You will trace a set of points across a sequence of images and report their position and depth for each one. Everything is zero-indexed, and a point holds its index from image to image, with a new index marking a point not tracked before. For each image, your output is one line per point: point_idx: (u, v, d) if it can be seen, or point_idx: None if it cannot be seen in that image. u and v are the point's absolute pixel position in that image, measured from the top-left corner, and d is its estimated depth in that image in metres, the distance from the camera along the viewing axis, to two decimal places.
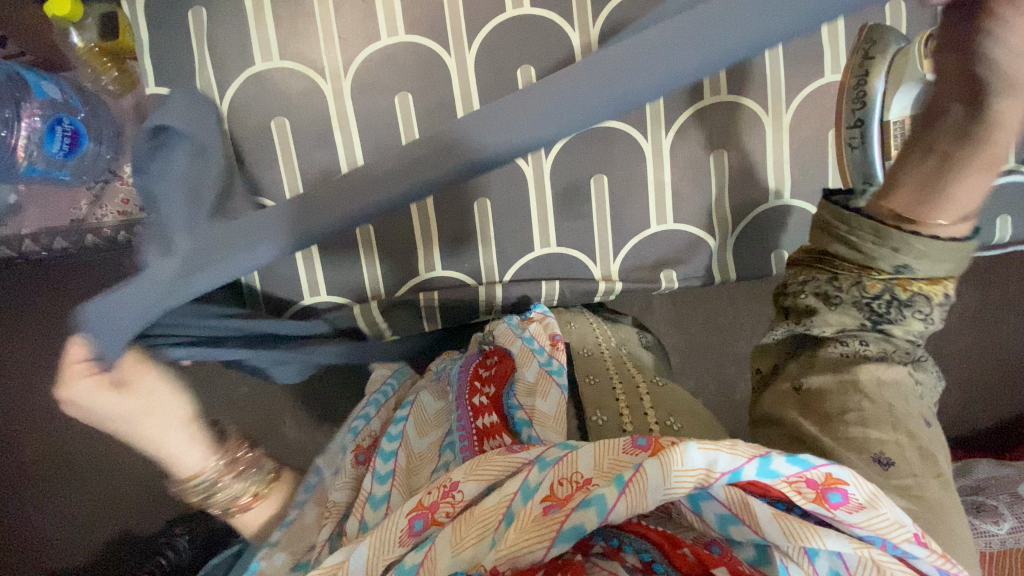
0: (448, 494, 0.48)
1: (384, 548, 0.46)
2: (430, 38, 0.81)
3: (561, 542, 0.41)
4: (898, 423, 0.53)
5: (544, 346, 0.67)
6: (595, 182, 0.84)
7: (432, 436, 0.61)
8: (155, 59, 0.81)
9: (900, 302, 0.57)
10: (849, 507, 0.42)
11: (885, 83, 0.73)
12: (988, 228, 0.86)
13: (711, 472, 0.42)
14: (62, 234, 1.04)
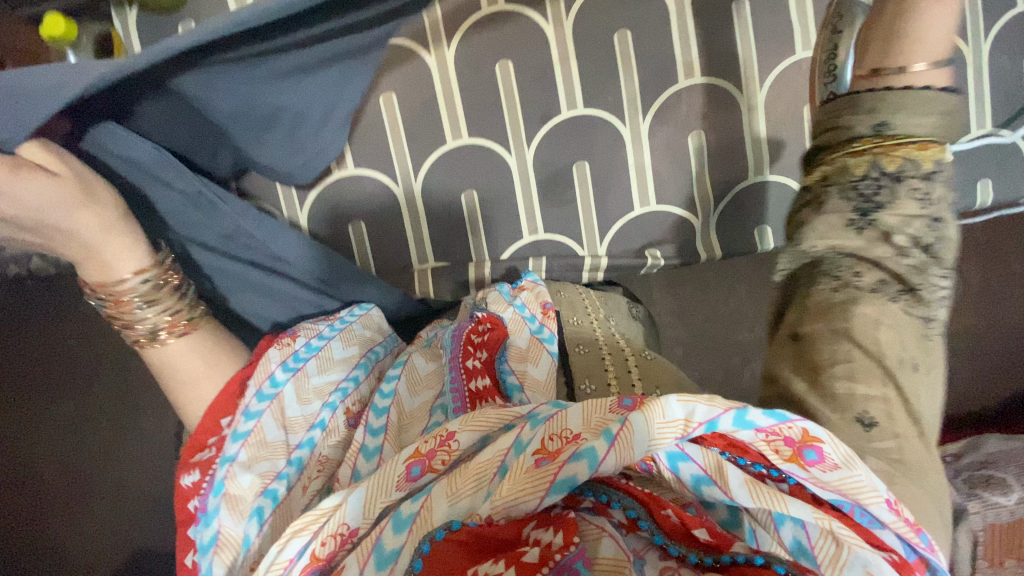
0: (444, 443, 0.52)
1: (381, 492, 0.50)
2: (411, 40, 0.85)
3: (556, 491, 0.43)
4: (887, 375, 0.49)
5: (536, 313, 0.72)
6: (577, 169, 0.86)
7: (423, 396, 0.65)
8: None
9: (889, 174, 0.54)
10: (823, 467, 0.43)
11: None
12: (968, 193, 0.87)
13: (689, 424, 0.44)
14: None
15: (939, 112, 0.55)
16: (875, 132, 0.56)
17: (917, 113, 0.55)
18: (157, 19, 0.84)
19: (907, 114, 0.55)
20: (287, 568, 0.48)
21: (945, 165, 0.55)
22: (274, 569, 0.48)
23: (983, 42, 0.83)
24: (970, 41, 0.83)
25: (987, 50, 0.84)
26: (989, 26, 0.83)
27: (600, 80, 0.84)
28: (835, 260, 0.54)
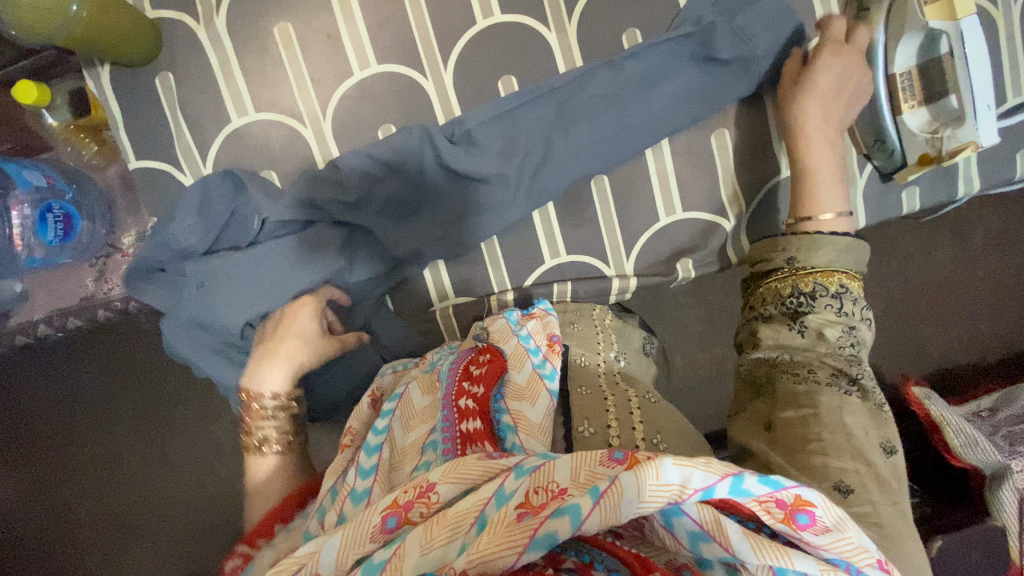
0: (424, 494, 0.48)
1: (356, 542, 0.46)
2: (403, 65, 0.78)
3: (535, 548, 0.41)
4: (859, 451, 0.53)
5: (540, 346, 0.65)
6: (596, 183, 0.82)
7: (417, 431, 0.59)
8: (130, 131, 0.79)
9: (807, 294, 0.64)
10: (815, 530, 0.42)
11: (885, 33, 0.72)
12: (1008, 166, 0.82)
13: (685, 489, 0.41)
14: (73, 313, 1.04)
15: (836, 248, 0.67)
16: (788, 264, 0.67)
17: (815, 248, 0.67)
18: (131, 73, 0.78)
19: (811, 246, 0.67)
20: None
21: (850, 285, 0.65)
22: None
23: (1015, 6, 0.77)
24: (1001, 6, 0.77)
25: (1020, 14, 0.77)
26: None
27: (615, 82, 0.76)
28: (788, 359, 0.62)
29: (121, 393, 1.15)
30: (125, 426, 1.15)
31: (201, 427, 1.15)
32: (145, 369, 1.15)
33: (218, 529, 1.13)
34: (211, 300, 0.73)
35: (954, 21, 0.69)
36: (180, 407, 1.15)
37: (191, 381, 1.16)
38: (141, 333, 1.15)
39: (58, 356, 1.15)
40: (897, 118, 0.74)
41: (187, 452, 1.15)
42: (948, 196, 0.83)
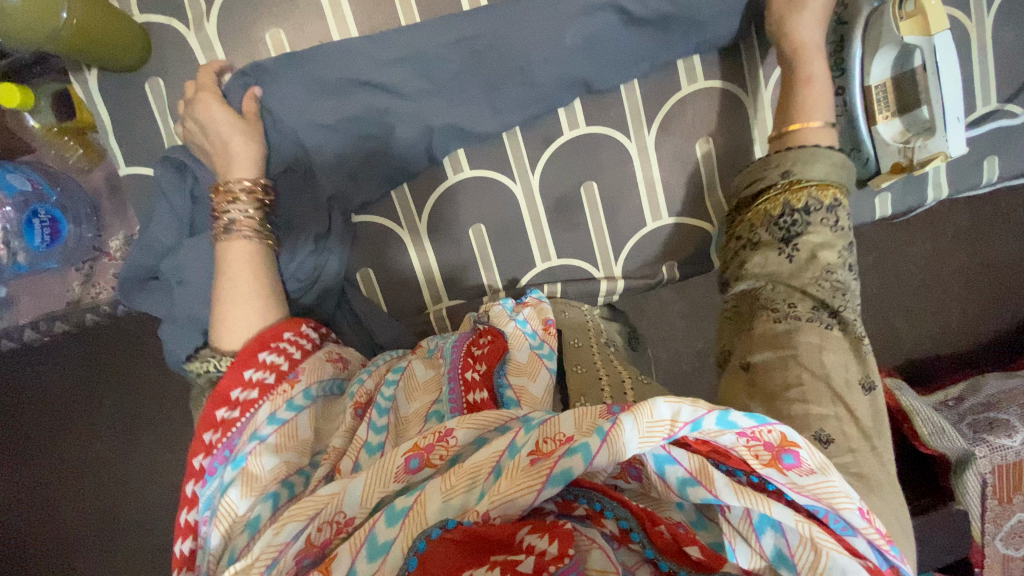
0: (442, 439, 0.50)
1: (380, 482, 0.49)
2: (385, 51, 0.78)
3: (553, 484, 0.42)
4: (837, 396, 0.56)
5: (537, 329, 0.67)
6: (585, 190, 0.84)
7: (421, 401, 0.61)
8: (120, 136, 0.79)
9: (799, 210, 0.65)
10: (800, 471, 0.44)
11: (861, 48, 0.76)
12: (975, 172, 0.87)
13: (676, 424, 0.43)
14: (61, 318, 1.04)
15: (831, 162, 0.68)
16: (783, 179, 0.68)
17: (812, 161, 0.68)
18: (119, 79, 0.77)
19: (803, 165, 0.68)
20: (281, 551, 0.47)
21: (843, 200, 0.67)
22: (269, 551, 0.47)
23: (987, 17, 0.81)
24: (973, 17, 0.80)
25: (991, 25, 0.81)
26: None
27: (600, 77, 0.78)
28: (771, 292, 0.64)
29: (100, 391, 1.13)
30: (108, 424, 1.13)
31: (187, 428, 1.13)
32: (124, 366, 1.13)
33: None
34: (191, 300, 0.75)
35: (928, 35, 0.71)
36: (168, 409, 1.13)
37: (175, 385, 1.13)
38: (125, 337, 1.13)
39: (42, 361, 1.12)
40: (872, 128, 0.78)
41: (174, 451, 1.13)
42: (918, 201, 0.87)
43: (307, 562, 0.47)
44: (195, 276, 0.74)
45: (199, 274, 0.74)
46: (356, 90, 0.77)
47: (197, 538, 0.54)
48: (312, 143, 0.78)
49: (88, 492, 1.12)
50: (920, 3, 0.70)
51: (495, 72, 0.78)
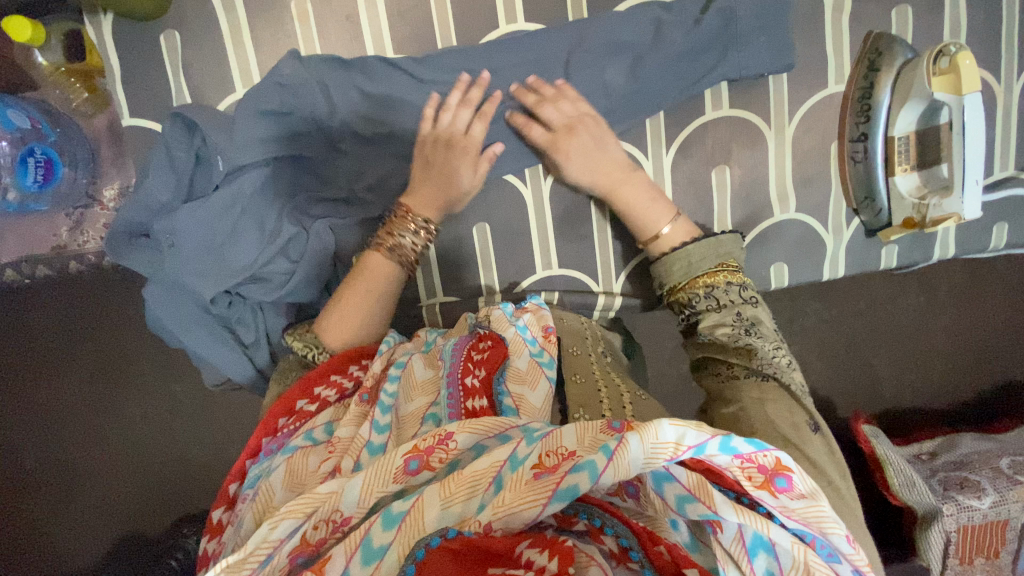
0: (442, 442, 0.49)
1: (378, 483, 0.47)
2: (416, 38, 0.77)
3: (558, 499, 0.41)
4: (784, 438, 0.55)
5: (537, 337, 0.66)
6: (595, 203, 0.82)
7: (417, 402, 0.59)
8: (127, 86, 0.76)
9: (688, 303, 0.67)
10: (792, 495, 0.43)
11: (890, 96, 0.76)
12: (982, 237, 0.86)
13: (679, 447, 0.42)
14: (43, 262, 1.03)
15: (687, 257, 0.69)
16: (667, 284, 0.71)
17: (671, 266, 0.70)
18: (133, 27, 0.75)
19: (683, 268, 0.69)
20: (275, 548, 0.46)
21: (740, 278, 0.68)
22: (262, 547, 0.46)
23: (1015, 83, 0.80)
24: (1002, 82, 0.80)
25: (1019, 91, 0.81)
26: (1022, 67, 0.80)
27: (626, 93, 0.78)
28: (712, 364, 0.65)
29: (69, 342, 1.09)
30: (77, 376, 1.10)
31: (161, 386, 1.11)
32: (94, 319, 1.10)
33: (170, 492, 1.11)
34: (181, 265, 0.72)
35: (958, 94, 0.71)
36: (137, 369, 1.10)
37: (146, 345, 1.10)
38: (99, 290, 1.09)
39: (18, 303, 1.09)
40: (890, 180, 0.78)
41: (142, 410, 1.11)
42: (923, 257, 0.87)
43: (301, 560, 0.46)
44: (190, 241, 0.72)
45: (194, 237, 0.72)
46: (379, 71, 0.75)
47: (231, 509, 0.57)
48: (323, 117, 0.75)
49: (48, 442, 1.09)
50: (955, 61, 0.71)
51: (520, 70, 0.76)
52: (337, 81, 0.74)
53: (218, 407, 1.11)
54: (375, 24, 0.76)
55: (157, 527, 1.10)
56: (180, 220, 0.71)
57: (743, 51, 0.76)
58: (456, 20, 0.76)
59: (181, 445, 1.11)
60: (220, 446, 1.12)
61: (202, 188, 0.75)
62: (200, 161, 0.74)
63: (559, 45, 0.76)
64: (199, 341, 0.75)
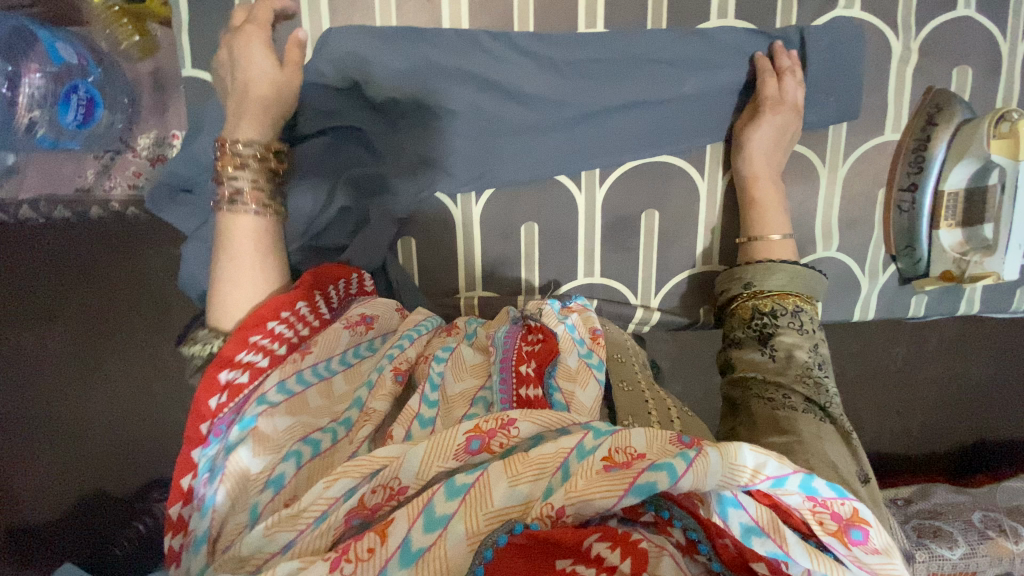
0: (505, 427, 0.50)
1: (440, 456, 0.49)
2: (494, 26, 0.75)
3: (634, 495, 0.43)
4: (843, 480, 0.57)
5: (584, 337, 0.64)
6: (646, 217, 0.83)
7: (467, 382, 0.59)
8: (193, 36, 0.74)
9: (768, 314, 0.70)
10: (865, 547, 0.44)
11: (946, 151, 0.78)
12: (1006, 298, 0.89)
13: (757, 474, 0.44)
14: (65, 203, 0.98)
15: (789, 273, 0.72)
16: (745, 291, 0.74)
17: (769, 273, 0.73)
18: None
19: (782, 278, 0.72)
20: (330, 505, 0.47)
21: (806, 304, 0.71)
22: (316, 504, 0.47)
23: None
24: None
25: None
26: None
27: (693, 114, 0.79)
28: (763, 385, 0.66)
29: (65, 287, 1.03)
30: (66, 324, 1.03)
31: (147, 346, 1.05)
32: (97, 266, 1.04)
33: (145, 455, 1.05)
34: None
35: (1015, 159, 0.74)
36: (130, 326, 1.05)
37: (147, 301, 1.05)
38: (101, 236, 1.03)
39: (18, 242, 1.02)
40: (933, 232, 0.80)
41: (128, 369, 1.04)
42: (951, 310, 0.88)
43: (356, 522, 0.47)
44: None
45: None
46: (455, 56, 0.74)
47: (192, 504, 0.52)
48: (391, 93, 0.73)
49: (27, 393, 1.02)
50: (1015, 127, 0.73)
51: (593, 77, 0.76)
52: (410, 60, 0.73)
53: None
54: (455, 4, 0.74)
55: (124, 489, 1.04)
56: None
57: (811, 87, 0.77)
58: (538, 15, 0.75)
59: (164, 409, 1.05)
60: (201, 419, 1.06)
61: None
62: None
63: (635, 56, 0.77)
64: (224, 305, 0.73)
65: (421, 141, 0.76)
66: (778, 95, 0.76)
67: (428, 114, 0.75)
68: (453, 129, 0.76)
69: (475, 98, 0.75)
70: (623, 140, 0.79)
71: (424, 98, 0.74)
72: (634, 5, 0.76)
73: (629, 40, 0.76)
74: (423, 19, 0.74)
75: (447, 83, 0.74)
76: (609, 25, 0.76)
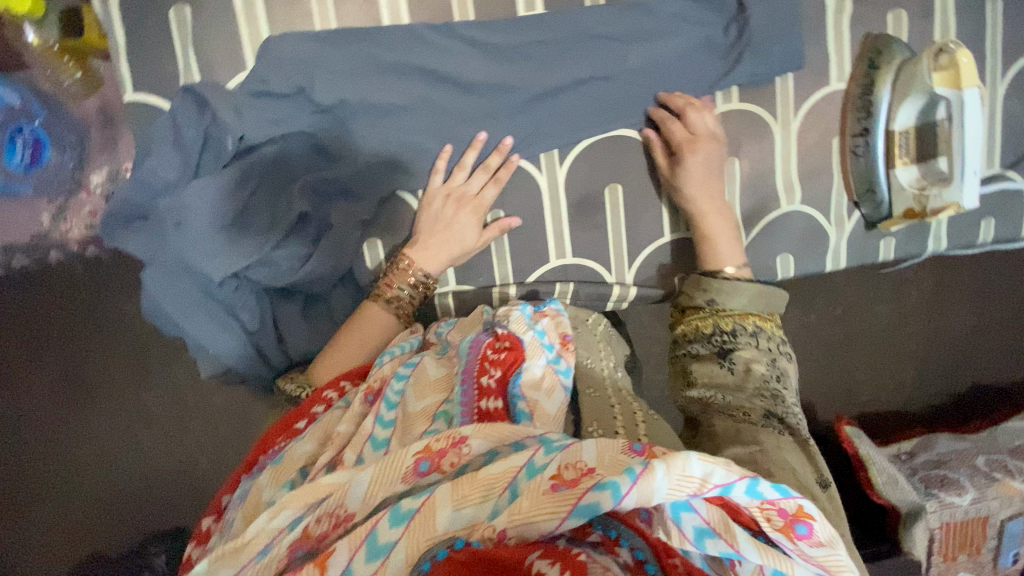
0: (456, 445, 0.51)
1: (386, 479, 0.49)
2: (435, 19, 0.75)
3: (576, 516, 0.42)
4: (803, 489, 0.54)
5: (554, 343, 0.65)
6: (610, 192, 0.83)
7: (429, 400, 0.59)
8: (131, 59, 0.73)
9: (727, 331, 0.68)
10: (811, 541, 0.45)
11: (890, 94, 0.80)
12: (971, 231, 0.91)
13: (705, 484, 0.43)
14: (22, 251, 0.98)
15: (752, 293, 0.70)
16: (708, 305, 0.71)
17: (735, 292, 0.70)
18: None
19: (746, 298, 0.70)
20: (275, 537, 0.48)
21: (769, 327, 0.69)
22: (261, 537, 0.48)
23: (1000, 84, 0.86)
24: (988, 82, 0.86)
25: (1002, 92, 0.87)
26: (1007, 69, 0.86)
27: (641, 82, 0.79)
28: (722, 400, 0.62)
29: (37, 341, 1.00)
30: (42, 381, 1.01)
31: (130, 393, 1.01)
32: (64, 316, 1.01)
33: (137, 509, 1.02)
34: (187, 244, 0.68)
35: (958, 89, 0.74)
36: (110, 373, 1.01)
37: (121, 346, 1.01)
38: (67, 283, 1.00)
39: None
40: (890, 172, 0.81)
41: (110, 421, 1.01)
42: (919, 250, 0.90)
43: (301, 553, 0.48)
44: (191, 218, 0.67)
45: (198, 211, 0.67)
46: (399, 52, 0.74)
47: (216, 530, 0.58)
48: (338, 96, 0.72)
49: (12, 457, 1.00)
50: (954, 58, 0.74)
51: (538, 57, 0.77)
52: (354, 61, 0.73)
53: (207, 425, 1.02)
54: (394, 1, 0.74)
55: (119, 546, 1.00)
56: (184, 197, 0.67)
57: (756, 43, 0.78)
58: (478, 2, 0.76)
59: (152, 457, 1.02)
60: (189, 463, 1.03)
61: (211, 166, 0.71)
62: (207, 138, 0.70)
63: (579, 33, 0.77)
64: (189, 328, 0.72)
65: (374, 141, 0.75)
66: (690, 135, 0.77)
67: (376, 112, 0.74)
68: (404, 125, 0.75)
69: (423, 92, 0.75)
70: (577, 117, 0.79)
71: (369, 95, 0.73)
72: None
73: (570, 18, 0.77)
74: (363, 18, 0.74)
75: (391, 79, 0.74)
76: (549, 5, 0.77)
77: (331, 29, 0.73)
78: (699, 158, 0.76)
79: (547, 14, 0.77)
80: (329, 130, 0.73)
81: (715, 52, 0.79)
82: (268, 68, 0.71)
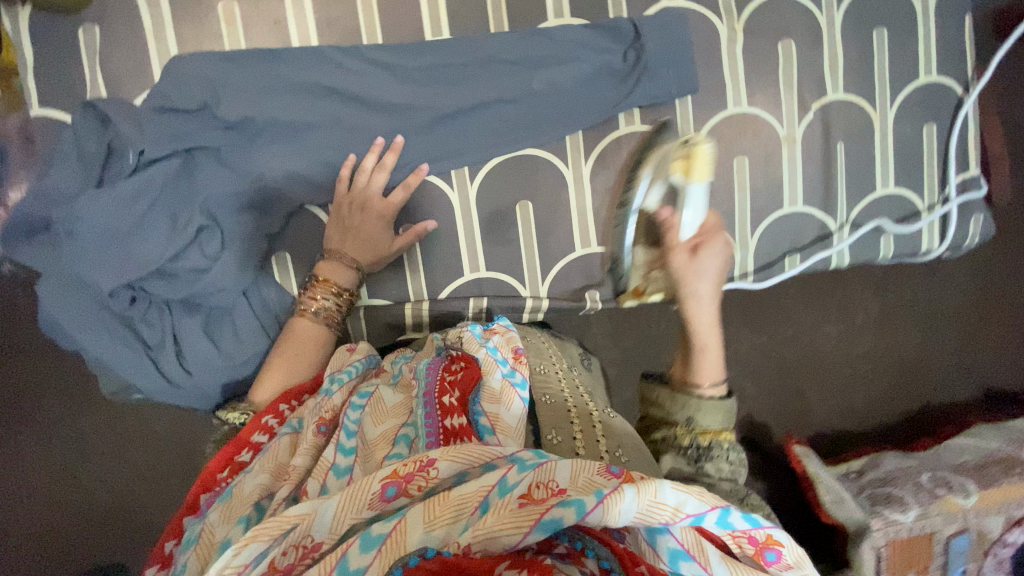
0: (424, 468, 0.45)
1: (353, 507, 0.44)
2: (345, 42, 0.79)
3: (540, 531, 0.39)
4: None
5: (507, 357, 0.60)
6: (520, 209, 0.85)
7: (389, 424, 0.55)
8: (39, 77, 0.75)
9: (702, 443, 0.62)
10: (779, 566, 0.43)
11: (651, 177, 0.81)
12: (872, 246, 0.95)
13: (678, 513, 0.41)
14: None
15: (726, 410, 0.63)
16: (684, 419, 0.64)
17: (713, 409, 0.63)
18: (50, 18, 0.74)
19: (716, 412, 0.63)
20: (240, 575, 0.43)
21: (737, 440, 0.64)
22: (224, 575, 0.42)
23: (890, 109, 0.92)
24: (878, 107, 0.91)
25: (893, 116, 0.92)
26: (896, 94, 0.91)
27: (546, 102, 0.82)
28: None
29: None
30: None
31: (64, 426, 1.01)
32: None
33: (74, 543, 1.02)
34: (83, 258, 0.69)
35: (688, 180, 0.75)
36: (40, 406, 1.01)
37: (51, 377, 1.01)
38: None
39: None
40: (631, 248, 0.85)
41: (45, 455, 1.01)
42: (824, 263, 0.94)
43: None
44: (89, 231, 0.69)
45: (96, 225, 0.69)
46: (307, 71, 0.77)
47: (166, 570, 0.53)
48: (244, 112, 0.74)
49: None
50: (691, 151, 0.75)
51: (444, 77, 0.80)
52: (261, 79, 0.75)
53: (144, 453, 1.02)
54: (302, 23, 0.77)
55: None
56: (86, 210, 0.69)
57: (650, 68, 0.82)
58: (386, 26, 0.79)
59: (88, 491, 1.02)
60: (127, 494, 1.02)
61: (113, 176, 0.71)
62: (111, 150, 0.72)
63: (484, 56, 0.81)
64: (83, 340, 0.72)
65: (283, 156, 0.76)
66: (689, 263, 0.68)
67: (283, 126, 0.76)
68: (313, 141, 0.77)
69: (332, 108, 0.77)
70: (484, 135, 0.82)
71: (277, 112, 0.75)
72: (475, 12, 0.81)
73: (474, 42, 0.80)
74: (272, 40, 0.77)
75: (297, 97, 0.76)
76: (455, 31, 0.81)
77: (240, 49, 0.76)
78: (699, 276, 0.67)
79: (452, 38, 0.80)
80: (237, 145, 0.75)
81: (614, 76, 0.83)
82: (175, 85, 0.73)
